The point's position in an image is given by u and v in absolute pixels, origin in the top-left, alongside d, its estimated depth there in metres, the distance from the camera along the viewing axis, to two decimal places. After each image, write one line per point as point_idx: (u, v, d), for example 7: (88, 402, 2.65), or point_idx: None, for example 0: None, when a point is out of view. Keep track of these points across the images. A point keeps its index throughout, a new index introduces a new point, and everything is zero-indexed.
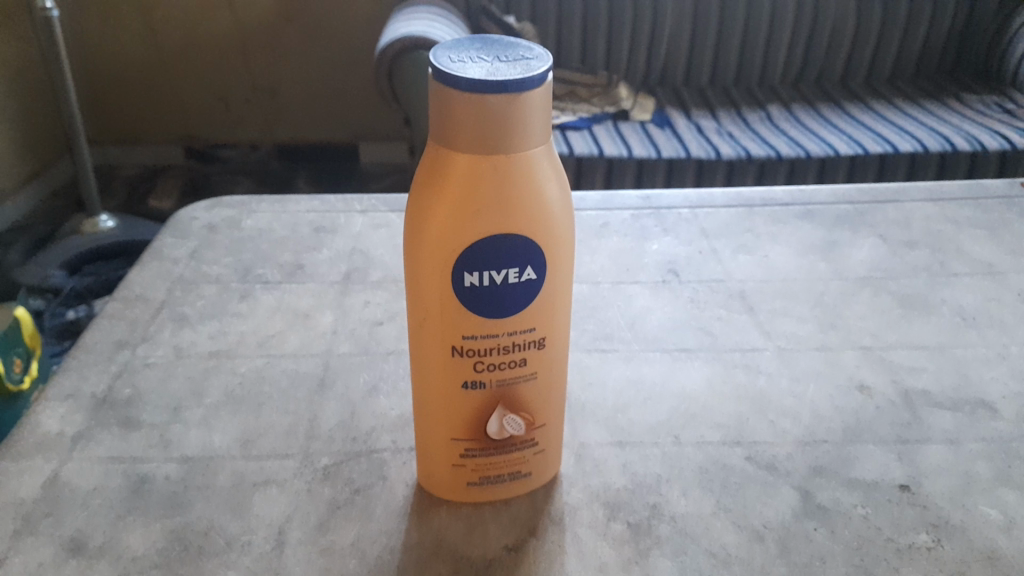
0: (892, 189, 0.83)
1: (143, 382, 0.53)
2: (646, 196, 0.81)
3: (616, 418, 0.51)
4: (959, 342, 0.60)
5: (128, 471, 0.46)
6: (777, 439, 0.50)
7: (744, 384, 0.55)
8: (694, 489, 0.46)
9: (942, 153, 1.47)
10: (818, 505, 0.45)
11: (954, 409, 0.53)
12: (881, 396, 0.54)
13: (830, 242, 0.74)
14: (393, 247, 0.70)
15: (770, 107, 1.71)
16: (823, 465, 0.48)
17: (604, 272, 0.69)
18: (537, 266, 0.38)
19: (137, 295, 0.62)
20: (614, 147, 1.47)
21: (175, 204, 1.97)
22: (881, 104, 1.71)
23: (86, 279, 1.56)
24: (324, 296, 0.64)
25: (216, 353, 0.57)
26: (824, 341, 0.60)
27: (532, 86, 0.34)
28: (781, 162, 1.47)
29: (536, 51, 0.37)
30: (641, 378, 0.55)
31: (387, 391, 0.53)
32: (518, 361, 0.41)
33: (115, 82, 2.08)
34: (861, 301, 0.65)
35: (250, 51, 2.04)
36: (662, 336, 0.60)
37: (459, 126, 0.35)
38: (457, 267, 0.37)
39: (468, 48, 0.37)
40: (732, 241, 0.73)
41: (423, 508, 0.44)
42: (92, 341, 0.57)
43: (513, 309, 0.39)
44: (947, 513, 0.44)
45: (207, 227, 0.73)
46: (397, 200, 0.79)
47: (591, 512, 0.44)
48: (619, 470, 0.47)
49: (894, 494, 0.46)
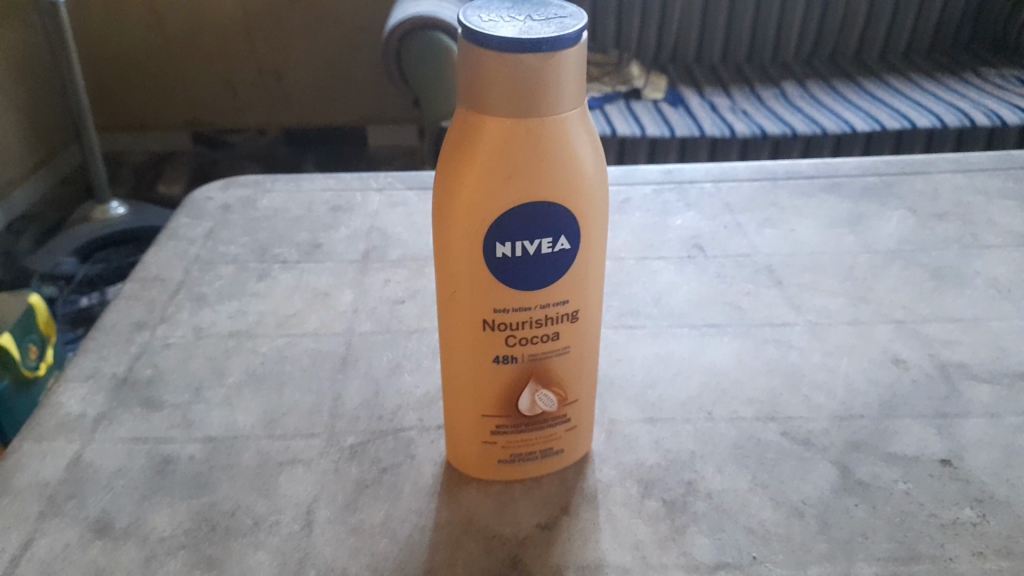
0: (919, 160, 0.81)
1: (164, 363, 0.52)
2: (667, 170, 0.80)
3: (646, 394, 0.50)
4: (993, 314, 0.58)
5: (152, 452, 0.45)
6: (813, 414, 0.49)
7: (775, 359, 0.54)
8: (729, 465, 0.45)
9: (960, 128, 1.44)
10: (858, 481, 0.44)
11: (992, 382, 0.51)
12: (917, 369, 0.52)
13: (857, 215, 0.72)
14: (412, 226, 0.69)
15: (784, 84, 1.69)
16: (861, 440, 0.46)
17: (626, 248, 0.67)
18: (570, 235, 0.37)
19: (154, 276, 0.61)
20: (626, 127, 1.45)
21: (184, 190, 1.96)
22: (898, 79, 1.68)
23: (97, 267, 1.55)
24: (343, 276, 0.62)
25: (236, 333, 0.56)
26: (855, 314, 0.58)
27: (567, 45, 0.33)
28: (797, 139, 1.45)
29: (569, 10, 0.35)
30: (669, 354, 0.54)
31: (411, 369, 0.52)
32: (551, 334, 0.40)
33: (121, 68, 2.06)
34: (892, 273, 0.64)
35: (256, 35, 2.03)
36: (690, 311, 0.59)
37: (489, 89, 0.33)
38: (488, 238, 0.36)
39: (499, 8, 0.35)
40: (758, 215, 0.72)
41: (452, 486, 0.43)
42: (110, 322, 0.56)
43: (545, 281, 0.38)
44: (991, 487, 0.43)
45: (222, 207, 0.72)
46: (414, 177, 0.77)
47: (624, 489, 0.43)
48: (651, 447, 0.46)
49: (935, 469, 0.44)
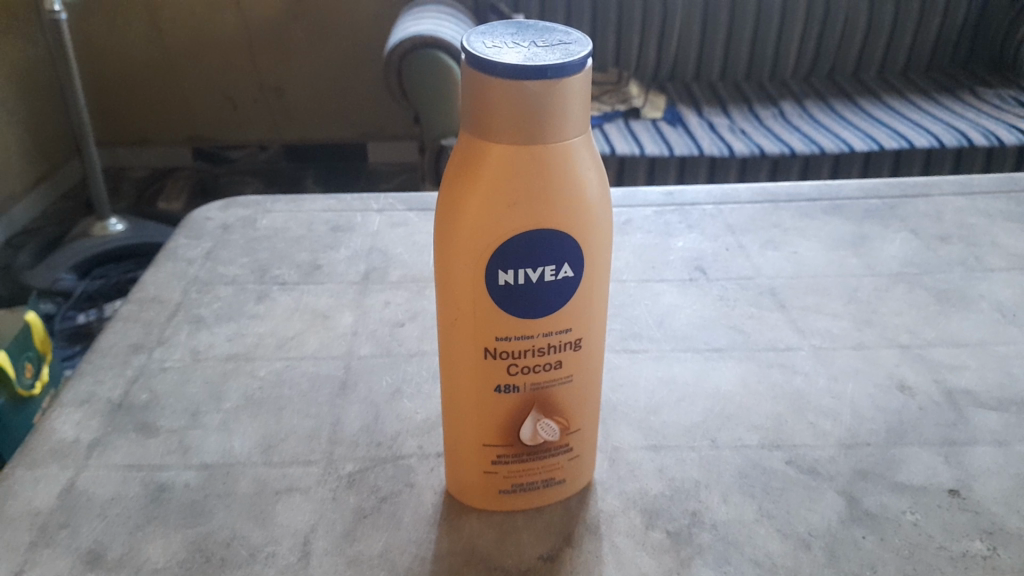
0: (920, 182, 0.81)
1: (161, 387, 0.52)
2: (668, 191, 0.79)
3: (649, 421, 0.50)
4: (1000, 339, 0.58)
5: (147, 479, 0.44)
6: (819, 442, 0.48)
7: (780, 384, 0.53)
8: (734, 495, 0.44)
9: (958, 147, 1.44)
10: (866, 511, 0.43)
11: (1000, 409, 0.51)
12: (924, 396, 0.52)
13: (860, 237, 0.72)
14: (412, 247, 0.69)
15: (782, 102, 1.69)
16: (868, 469, 0.46)
17: (629, 269, 0.67)
18: (574, 263, 0.37)
19: (152, 297, 0.61)
20: (626, 145, 1.45)
21: (184, 206, 1.96)
22: (895, 98, 1.69)
23: (96, 283, 1.54)
24: (343, 297, 0.62)
25: (234, 356, 0.55)
26: (859, 338, 0.58)
27: (571, 72, 0.32)
28: (795, 158, 1.45)
29: (574, 35, 0.35)
30: (673, 379, 0.54)
31: (410, 394, 0.51)
32: (554, 362, 0.39)
33: (123, 85, 2.07)
34: (896, 296, 0.63)
35: (257, 53, 2.03)
36: (692, 335, 0.58)
37: (492, 116, 0.33)
38: (491, 265, 0.36)
39: (502, 33, 0.35)
40: (759, 237, 0.71)
41: (452, 516, 0.43)
42: (107, 344, 0.55)
43: (548, 309, 0.37)
44: (1001, 518, 0.42)
45: (222, 226, 0.71)
46: (414, 197, 0.77)
47: (628, 520, 0.42)
48: (656, 475, 0.45)
49: (943, 499, 0.44)
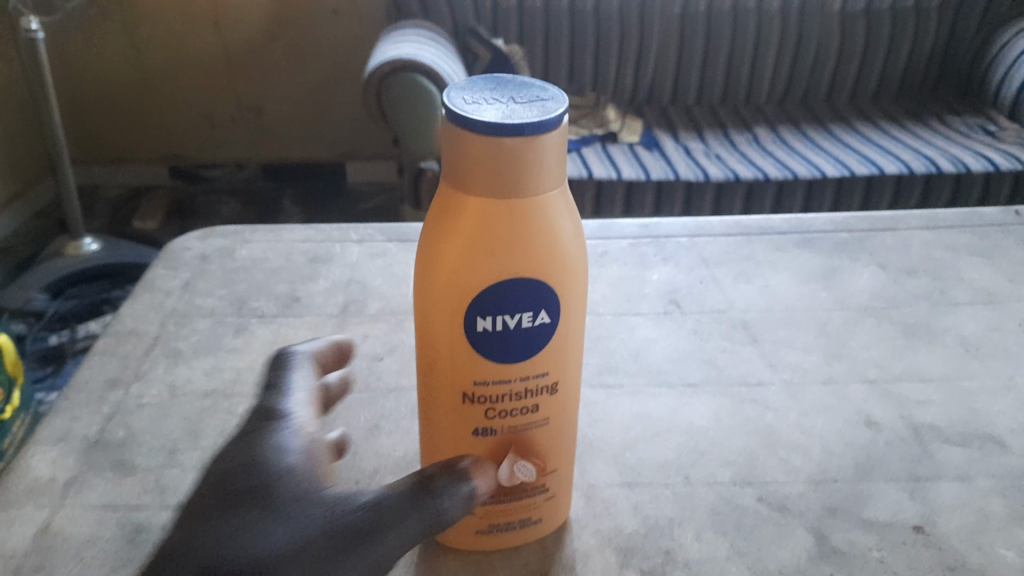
0: (888, 215, 0.83)
1: (137, 424, 0.52)
2: (644, 223, 0.81)
3: (624, 457, 0.51)
4: (964, 373, 0.59)
5: (123, 519, 0.44)
6: (788, 478, 0.49)
7: (752, 419, 0.54)
8: (707, 532, 0.45)
9: (927, 174, 1.48)
10: (834, 548, 0.44)
11: (964, 444, 0.52)
12: (891, 431, 0.53)
13: (830, 270, 0.73)
14: (391, 278, 0.69)
15: (756, 128, 1.73)
16: (837, 505, 0.47)
17: (605, 302, 0.68)
18: (551, 309, 0.37)
19: (129, 330, 0.61)
20: (603, 169, 1.48)
21: (160, 225, 1.95)
22: (866, 125, 1.73)
23: (69, 303, 1.53)
24: (321, 330, 0.62)
25: (212, 391, 0.55)
26: (829, 372, 0.59)
27: (548, 129, 0.33)
28: (769, 183, 1.47)
29: (550, 92, 0.36)
30: (648, 414, 0.55)
31: (388, 431, 0.52)
32: (531, 406, 0.40)
33: (99, 104, 2.06)
34: (865, 330, 0.65)
35: (235, 73, 2.03)
36: (667, 369, 0.60)
37: (471, 169, 0.34)
38: (469, 312, 0.36)
39: (481, 89, 0.36)
40: (732, 269, 0.73)
41: (431, 556, 0.43)
42: (83, 379, 0.55)
43: (525, 354, 0.38)
44: (963, 554, 0.44)
45: (200, 257, 0.71)
46: (394, 228, 0.77)
47: (603, 558, 0.43)
48: (630, 512, 0.46)
49: (909, 535, 0.45)
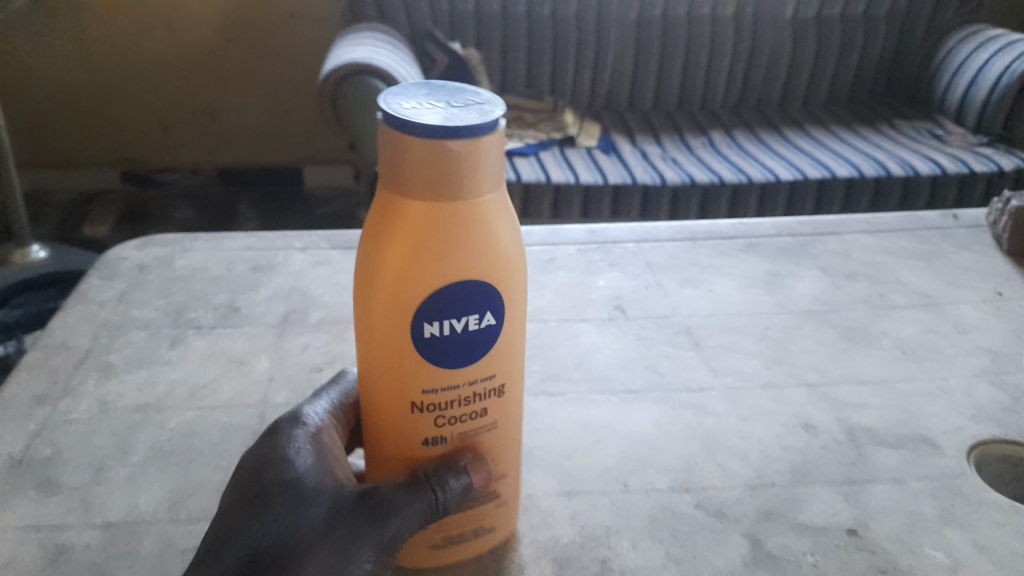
0: (832, 221, 0.84)
1: (64, 440, 0.50)
2: (592, 229, 0.81)
3: (564, 465, 0.50)
4: (900, 376, 0.60)
5: (45, 541, 0.43)
6: (725, 484, 0.49)
7: (692, 425, 0.55)
8: (644, 540, 0.45)
9: (876, 178, 1.51)
10: (768, 553, 0.44)
11: (898, 446, 0.53)
12: (827, 435, 0.54)
13: (773, 275, 0.74)
14: (334, 287, 0.68)
15: (712, 133, 1.74)
16: (773, 509, 0.47)
17: (550, 309, 0.68)
18: (496, 311, 0.37)
19: (59, 343, 0.59)
20: (560, 173, 1.48)
21: (110, 232, 1.90)
22: (819, 130, 1.76)
23: (11, 312, 1.49)
24: (260, 341, 0.61)
25: (143, 405, 0.54)
26: (769, 377, 0.60)
27: (489, 129, 0.33)
28: (724, 187, 1.49)
29: (484, 95, 0.36)
30: (589, 421, 0.55)
31: None
32: (479, 411, 0.39)
33: (43, 106, 2.00)
34: (805, 334, 0.65)
35: (185, 74, 2.00)
36: (610, 375, 0.60)
37: (414, 173, 0.33)
38: (416, 318, 0.36)
39: (414, 94, 0.36)
40: (677, 275, 0.73)
41: None
42: (9, 395, 0.53)
43: (473, 357, 0.38)
44: (894, 556, 0.44)
45: (137, 267, 0.70)
46: (339, 235, 0.76)
47: (538, 569, 0.43)
48: (567, 522, 0.46)
49: (842, 539, 0.45)
